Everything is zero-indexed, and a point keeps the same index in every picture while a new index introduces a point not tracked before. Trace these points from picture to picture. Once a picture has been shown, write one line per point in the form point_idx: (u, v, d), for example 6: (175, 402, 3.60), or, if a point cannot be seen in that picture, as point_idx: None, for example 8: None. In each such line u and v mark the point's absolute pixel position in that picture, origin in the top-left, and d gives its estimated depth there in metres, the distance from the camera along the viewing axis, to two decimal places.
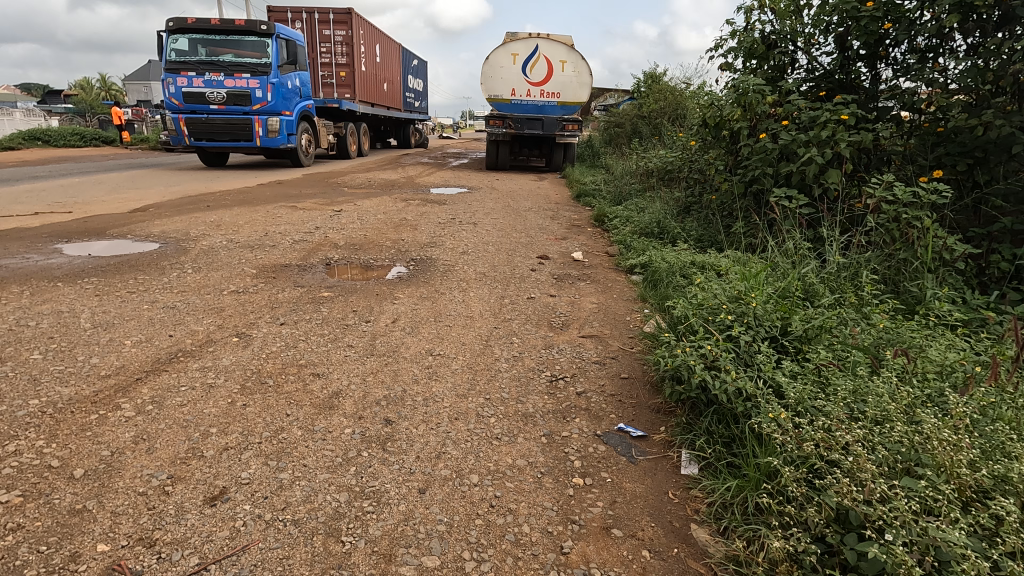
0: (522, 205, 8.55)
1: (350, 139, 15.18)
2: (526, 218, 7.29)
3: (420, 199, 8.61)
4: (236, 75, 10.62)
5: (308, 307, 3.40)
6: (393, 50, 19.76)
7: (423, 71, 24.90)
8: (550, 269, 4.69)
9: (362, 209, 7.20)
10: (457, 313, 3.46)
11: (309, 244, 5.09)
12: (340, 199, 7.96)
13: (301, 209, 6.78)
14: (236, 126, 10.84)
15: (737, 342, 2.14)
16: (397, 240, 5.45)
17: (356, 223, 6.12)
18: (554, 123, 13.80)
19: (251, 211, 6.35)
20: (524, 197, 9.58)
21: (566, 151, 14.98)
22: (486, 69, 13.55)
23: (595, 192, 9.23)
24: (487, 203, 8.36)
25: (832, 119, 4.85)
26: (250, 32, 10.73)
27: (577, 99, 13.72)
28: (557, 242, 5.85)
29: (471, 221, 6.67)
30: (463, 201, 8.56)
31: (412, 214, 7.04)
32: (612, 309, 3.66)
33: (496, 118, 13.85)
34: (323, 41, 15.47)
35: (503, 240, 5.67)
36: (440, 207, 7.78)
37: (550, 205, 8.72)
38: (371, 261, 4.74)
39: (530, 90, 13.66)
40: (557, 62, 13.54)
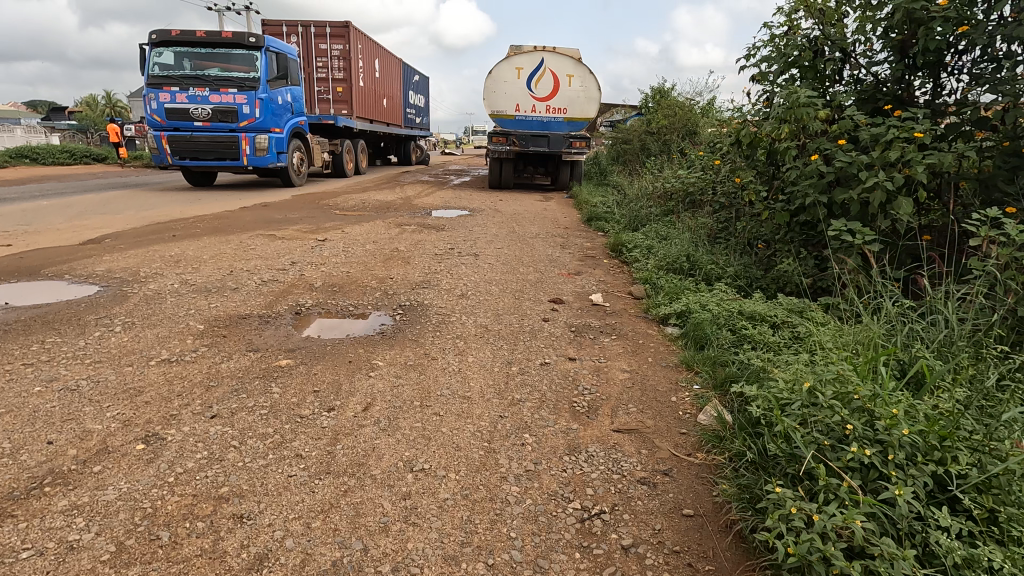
0: (528, 230, 7.77)
1: (346, 157, 14.52)
2: (533, 247, 6.52)
3: (416, 224, 7.85)
4: (222, 90, 9.95)
5: (255, 385, 2.60)
6: (393, 65, 19.19)
7: (425, 88, 24.45)
8: (565, 317, 3.91)
9: (350, 237, 6.44)
10: (450, 393, 2.66)
11: (280, 285, 4.32)
12: (327, 226, 7.21)
13: (281, 238, 6.03)
14: (222, 144, 10.15)
15: (895, 508, 1.40)
16: (385, 279, 4.67)
17: (340, 256, 5.37)
18: (561, 140, 13.07)
19: (223, 242, 5.60)
20: (530, 221, 8.83)
21: (573, 168, 14.27)
22: (489, 84, 12.93)
23: (607, 216, 8.48)
24: (490, 229, 7.61)
25: (901, 138, 4.05)
26: (238, 44, 10.08)
27: (585, 114, 13.03)
28: (571, 278, 5.07)
29: (471, 252, 5.90)
30: (463, 226, 7.80)
31: (406, 244, 6.27)
32: (651, 384, 2.85)
33: (500, 135, 13.10)
34: (320, 56, 14.89)
35: (508, 277, 4.89)
36: (438, 233, 7.05)
37: (558, 230, 7.96)
38: (350, 308, 3.96)
39: (535, 106, 13.00)
40: (564, 76, 12.89)
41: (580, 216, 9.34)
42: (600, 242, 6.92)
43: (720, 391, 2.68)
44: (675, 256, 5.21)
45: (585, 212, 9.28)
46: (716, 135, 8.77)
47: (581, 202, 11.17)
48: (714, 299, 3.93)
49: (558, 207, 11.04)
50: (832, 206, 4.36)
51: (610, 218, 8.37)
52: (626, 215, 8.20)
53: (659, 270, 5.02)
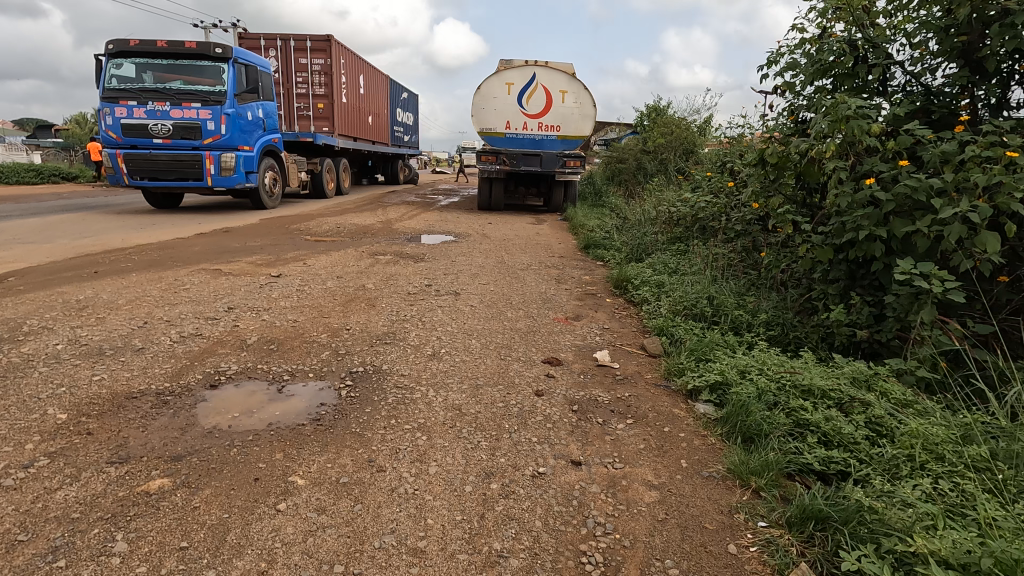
0: (519, 260, 6.91)
1: (326, 176, 13.69)
2: (524, 282, 5.66)
3: (393, 253, 6.98)
4: (185, 105, 9.11)
5: (89, 539, 1.68)
6: (379, 82, 18.49)
7: (413, 105, 23.83)
8: (564, 388, 3.03)
9: (312, 271, 5.55)
10: (396, 543, 1.76)
11: (203, 341, 3.42)
12: (289, 255, 6.32)
13: (228, 273, 5.14)
14: (184, 163, 9.27)
15: None
16: (341, 330, 3.78)
17: (291, 298, 4.47)
18: (554, 159, 12.27)
19: (155, 280, 4.70)
20: (522, 247, 7.98)
21: (567, 189, 13.50)
22: (477, 100, 12.19)
23: (607, 244, 7.65)
24: (476, 259, 6.75)
25: (982, 157, 3.24)
26: (203, 56, 9.26)
27: (580, 132, 12.31)
28: (569, 326, 4.21)
29: (451, 291, 5.04)
30: (445, 255, 6.92)
31: (376, 279, 5.39)
32: (690, 517, 1.96)
33: (489, 153, 12.28)
34: (300, 71, 14.12)
35: (492, 326, 4.02)
36: (415, 265, 6.18)
37: (552, 259, 7.11)
38: (285, 376, 3.06)
39: (527, 123, 12.26)
40: (557, 92, 12.18)
41: (576, 243, 8.53)
42: (600, 276, 6.08)
43: (800, 534, 1.81)
44: (693, 297, 4.36)
45: (581, 238, 8.46)
46: (724, 154, 8.00)
47: (576, 226, 10.38)
48: (755, 363, 3.08)
49: (551, 231, 10.23)
50: (891, 241, 3.54)
51: (610, 246, 7.54)
52: (627, 243, 7.37)
53: (675, 316, 4.17)
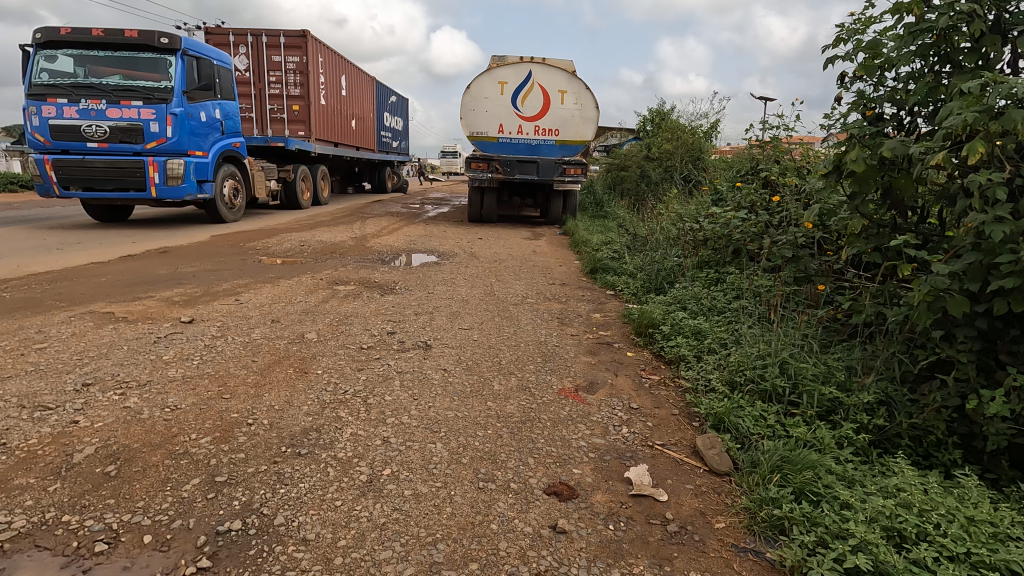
0: (513, 290, 5.63)
1: (301, 185, 12.42)
2: (517, 325, 4.39)
3: (358, 282, 5.70)
4: (124, 103, 7.83)
5: None
6: (363, 84, 17.25)
7: (402, 110, 22.64)
8: (584, 562, 1.77)
9: (242, 312, 4.28)
10: None
11: (0, 460, 2.13)
12: (223, 287, 5.05)
13: (122, 318, 3.85)
14: (123, 170, 7.97)
15: None
16: (239, 427, 2.50)
17: (190, 361, 3.20)
18: (552, 166, 11.00)
19: (6, 334, 3.40)
20: (517, 271, 6.71)
21: (566, 200, 12.27)
22: (467, 100, 10.97)
23: (618, 268, 6.40)
24: (460, 289, 5.48)
25: None
26: (146, 47, 7.99)
27: (581, 136, 11.10)
28: (580, 406, 2.94)
29: (419, 342, 3.79)
30: (421, 285, 5.65)
31: (323, 324, 4.11)
32: None
33: (481, 159, 11.00)
34: (272, 69, 12.89)
35: (470, 412, 2.74)
36: (381, 300, 4.94)
37: (552, 288, 5.86)
38: (99, 542, 1.78)
39: (522, 127, 11.04)
40: (555, 92, 10.97)
41: (579, 265, 7.28)
42: (614, 316, 4.81)
43: None
44: (753, 363, 3.11)
45: (586, 259, 7.21)
46: (756, 160, 6.77)
47: (579, 241, 9.15)
48: (907, 515, 1.82)
49: (550, 247, 9.01)
50: None
51: (621, 271, 6.30)
52: (643, 269, 6.13)
53: (734, 394, 2.90)
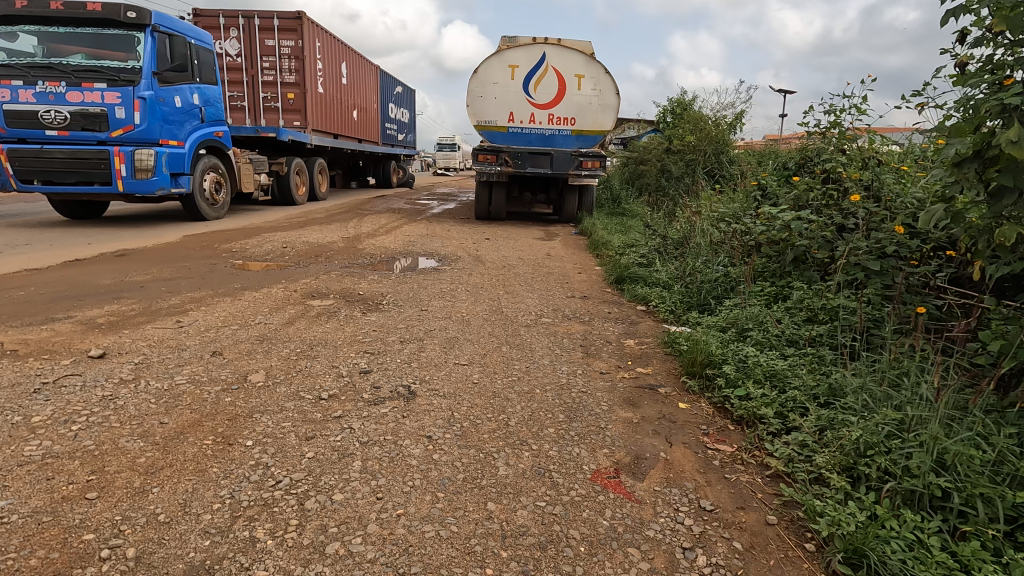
0: (523, 306, 4.65)
1: (295, 180, 11.52)
2: (530, 358, 3.43)
3: (337, 295, 4.75)
4: (85, 85, 6.93)
5: None
6: (366, 72, 16.28)
7: (408, 101, 21.69)
8: None
9: (177, 340, 3.33)
10: None
11: None
12: (169, 303, 4.11)
13: (9, 353, 2.92)
14: (86, 161, 7.09)
15: None
16: (83, 566, 1.56)
17: (71, 426, 2.26)
18: (567, 159, 10.06)
19: None
20: (529, 280, 5.72)
21: (582, 196, 11.27)
22: (474, 87, 9.97)
23: (650, 279, 5.40)
24: (459, 305, 4.50)
25: None
26: (111, 22, 7.07)
27: (600, 126, 10.07)
28: (628, 510, 1.97)
29: (399, 388, 2.84)
30: (414, 298, 4.69)
31: (276, 358, 3.15)
32: None
33: (489, 150, 10.00)
34: (265, 54, 11.97)
35: (461, 528, 1.78)
36: (361, 321, 3.99)
37: (572, 302, 4.89)
38: None
39: (535, 115, 10.02)
40: (572, 76, 9.93)
41: (601, 272, 6.28)
42: (653, 344, 3.82)
43: None
44: (880, 441, 2.12)
45: (610, 266, 6.20)
46: (813, 150, 5.74)
47: (598, 242, 8.16)
48: None
49: (565, 248, 8.02)
50: None
51: (653, 283, 5.29)
52: (681, 280, 5.13)
53: (860, 497, 1.93)
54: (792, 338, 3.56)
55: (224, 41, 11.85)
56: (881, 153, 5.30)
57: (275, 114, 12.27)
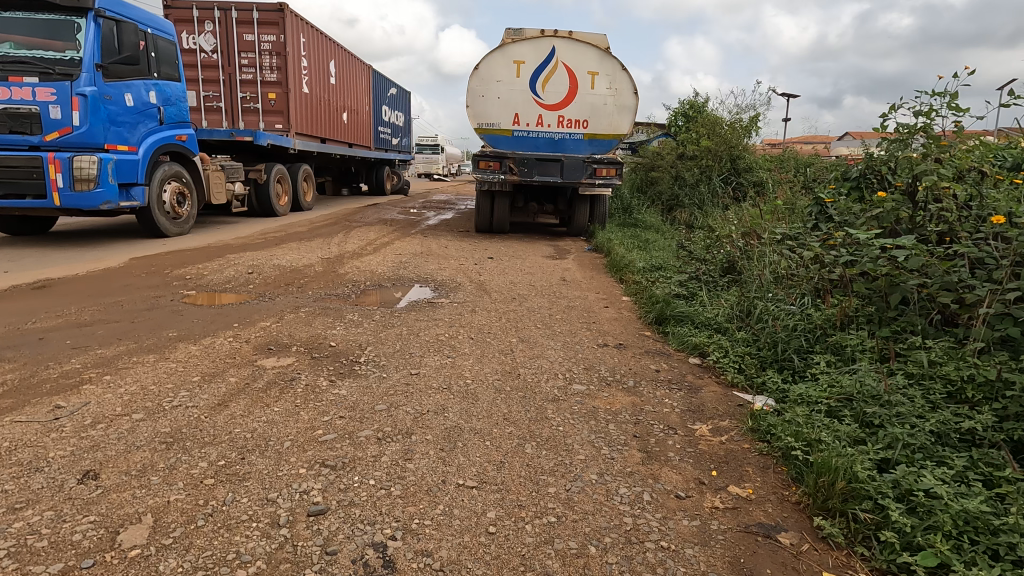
0: (544, 363, 3.55)
1: (275, 189, 10.42)
2: (568, 466, 2.33)
3: (302, 348, 3.65)
4: (12, 80, 5.83)
5: None
6: (356, 71, 15.20)
7: (403, 104, 20.64)
8: None
9: (36, 451, 2.21)
10: None
11: None
12: (62, 371, 3.00)
13: None
14: (15, 171, 5.99)
15: None
16: None
17: None
18: (579, 165, 8.90)
19: None
20: (545, 317, 4.62)
21: (593, 206, 10.19)
22: (474, 85, 8.90)
23: (700, 320, 4.31)
24: (460, 365, 3.41)
25: None
26: (44, 4, 5.95)
27: (615, 129, 9.00)
28: None
29: (370, 550, 1.76)
30: (400, 353, 3.60)
31: (181, 484, 2.05)
32: None
33: (491, 156, 8.87)
34: (244, 50, 10.89)
35: None
36: (327, 394, 2.90)
37: (605, 354, 3.81)
38: None
39: (543, 117, 8.95)
40: (584, 73, 8.86)
41: (631, 305, 5.20)
42: (733, 431, 2.73)
43: None
44: None
45: (642, 298, 5.11)
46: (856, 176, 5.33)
47: (617, 262, 7.08)
48: None
49: (580, 269, 6.97)
50: None
51: (705, 326, 4.20)
52: (742, 325, 4.05)
53: None
54: (942, 433, 2.48)
55: (198, 35, 10.76)
56: (983, 162, 4.27)
57: (255, 116, 11.18)
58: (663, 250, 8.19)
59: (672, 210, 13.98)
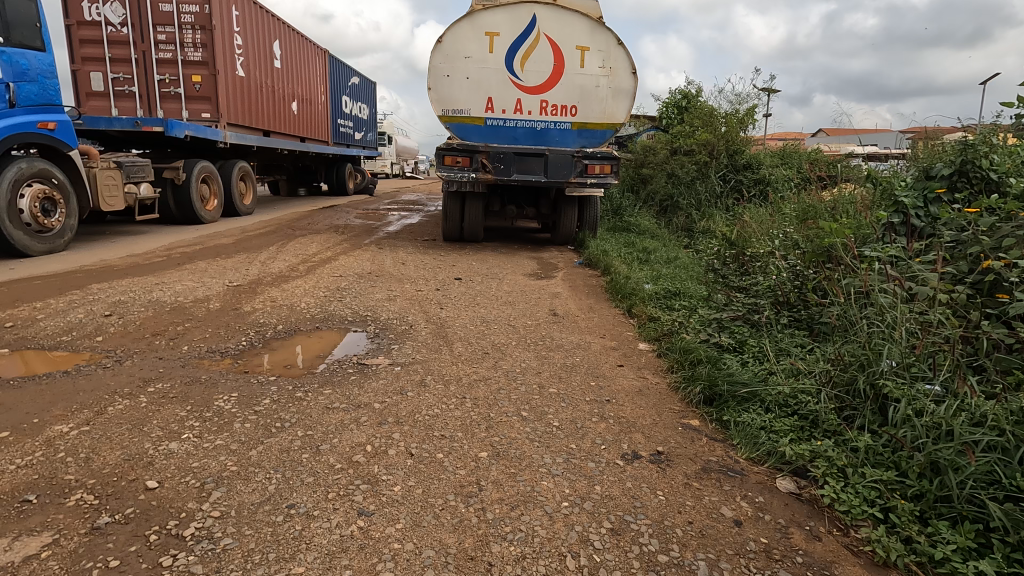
0: (537, 518, 1.96)
1: (199, 191, 8.63)
2: None
3: (88, 497, 1.97)
4: None
5: None
6: (307, 55, 13.35)
7: (366, 94, 18.78)
8: None
9: None
10: None
11: None
12: None
13: None
14: None
15: None
16: None
17: None
18: (568, 161, 7.32)
19: None
20: (532, 392, 3.01)
21: (582, 210, 8.72)
22: (437, 62, 7.23)
23: (779, 402, 2.76)
24: (377, 540, 1.79)
25: None
26: None
27: (609, 117, 7.45)
28: None
29: None
30: (274, 502, 1.97)
31: None
32: None
33: (459, 150, 7.22)
34: (160, 23, 9.02)
35: None
36: None
37: (638, 480, 2.23)
38: None
39: (521, 102, 7.34)
40: (572, 48, 7.27)
41: (655, 361, 3.62)
42: None
43: None
44: None
45: (672, 351, 3.54)
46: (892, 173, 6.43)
47: (618, 282, 5.54)
48: None
49: (574, 295, 5.40)
50: None
51: (790, 416, 2.66)
52: (856, 419, 2.51)
53: None
54: None
55: (102, 4, 8.85)
56: None
57: (177, 104, 9.34)
58: (669, 267, 6.69)
59: (666, 211, 12.51)
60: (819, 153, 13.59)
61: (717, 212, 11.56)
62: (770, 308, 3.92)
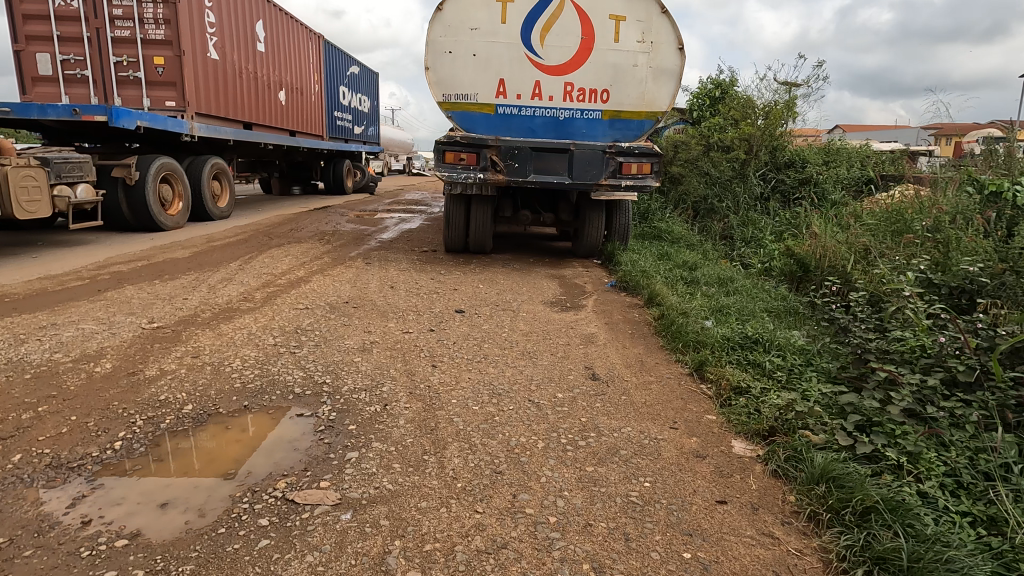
0: None
1: (155, 194, 7.28)
2: None
3: None
4: None
5: None
6: (298, 39, 12.00)
7: (366, 85, 17.41)
8: None
9: None
10: None
11: None
12: None
13: None
14: None
15: None
16: None
17: None
18: (597, 157, 5.91)
19: None
20: None
21: (609, 215, 7.32)
22: (437, 35, 5.83)
23: None
24: None
25: None
26: None
27: (649, 103, 6.03)
28: None
29: None
30: None
31: None
32: None
33: (464, 143, 5.83)
34: None
35: None
36: None
37: None
38: None
39: (540, 85, 5.95)
40: (604, 18, 5.85)
41: (774, 486, 2.23)
42: None
43: None
44: None
45: (804, 476, 2.17)
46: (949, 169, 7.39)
47: (673, 322, 4.15)
48: None
49: (613, 340, 4.01)
50: None
51: None
52: None
53: None
54: None
55: None
56: None
57: (137, 91, 8.01)
58: (728, 295, 5.27)
59: (700, 215, 11.06)
60: (868, 150, 12.10)
61: (761, 217, 10.08)
62: (943, 392, 2.53)
